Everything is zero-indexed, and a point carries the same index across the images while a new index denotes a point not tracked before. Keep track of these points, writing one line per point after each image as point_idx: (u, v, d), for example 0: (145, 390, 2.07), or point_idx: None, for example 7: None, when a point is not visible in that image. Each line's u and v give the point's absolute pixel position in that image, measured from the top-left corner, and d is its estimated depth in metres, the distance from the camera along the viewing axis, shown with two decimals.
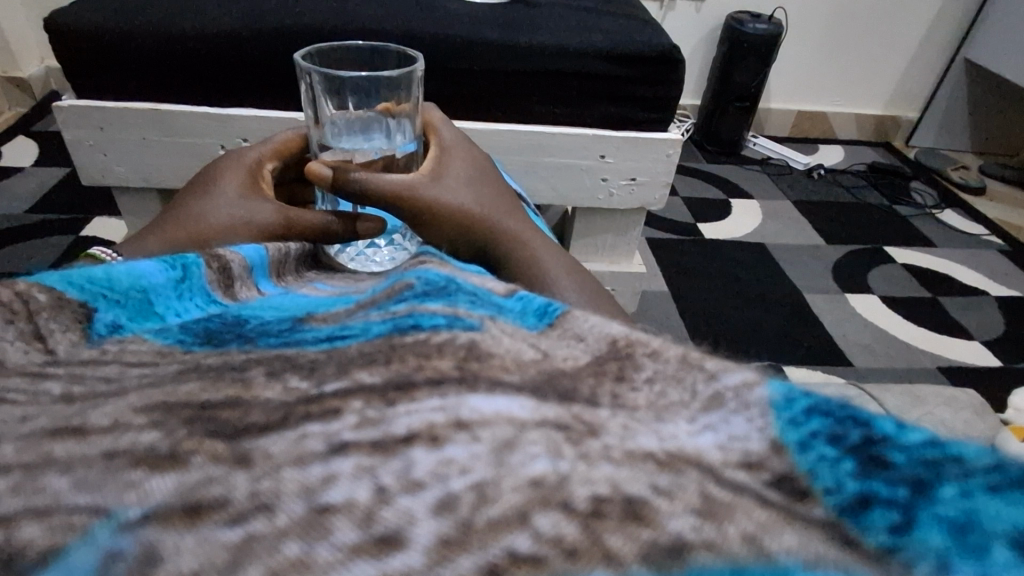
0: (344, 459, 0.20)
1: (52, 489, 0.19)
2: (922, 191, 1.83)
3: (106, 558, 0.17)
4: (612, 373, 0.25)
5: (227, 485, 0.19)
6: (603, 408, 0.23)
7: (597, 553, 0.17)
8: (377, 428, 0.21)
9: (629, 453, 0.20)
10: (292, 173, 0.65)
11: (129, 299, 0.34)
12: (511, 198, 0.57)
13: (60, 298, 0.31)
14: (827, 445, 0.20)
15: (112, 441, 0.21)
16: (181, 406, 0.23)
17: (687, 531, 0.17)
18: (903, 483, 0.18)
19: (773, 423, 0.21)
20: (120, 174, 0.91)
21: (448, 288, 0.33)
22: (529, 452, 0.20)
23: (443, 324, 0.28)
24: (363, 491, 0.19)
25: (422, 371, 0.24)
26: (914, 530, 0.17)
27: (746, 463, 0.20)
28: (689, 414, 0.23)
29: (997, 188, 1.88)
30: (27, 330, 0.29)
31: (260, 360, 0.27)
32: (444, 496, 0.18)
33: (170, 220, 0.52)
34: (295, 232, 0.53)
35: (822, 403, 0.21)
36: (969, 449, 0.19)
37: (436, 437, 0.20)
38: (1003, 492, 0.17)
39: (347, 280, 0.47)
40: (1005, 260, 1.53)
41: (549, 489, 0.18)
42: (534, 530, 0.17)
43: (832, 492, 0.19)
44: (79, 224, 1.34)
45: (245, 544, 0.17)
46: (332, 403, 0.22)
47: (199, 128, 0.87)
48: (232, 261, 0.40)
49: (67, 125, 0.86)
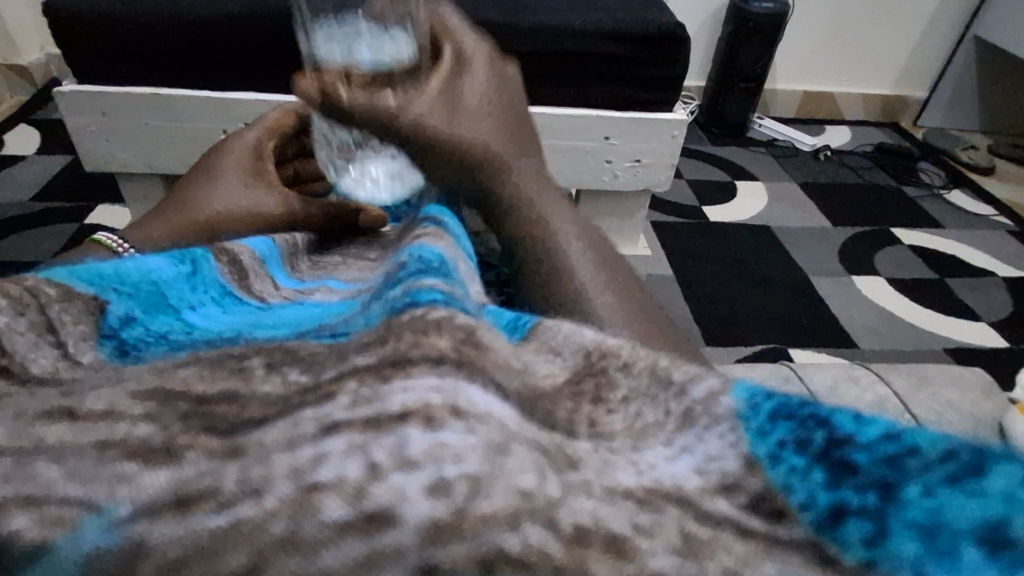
0: (335, 439, 0.20)
1: (44, 477, 0.20)
2: (929, 171, 1.81)
3: (93, 557, 0.18)
4: (589, 394, 0.23)
5: (217, 476, 0.19)
6: (581, 440, 0.22)
7: (579, 572, 0.18)
8: (371, 406, 0.21)
9: (607, 491, 0.19)
10: (292, 150, 0.64)
11: (140, 292, 0.34)
12: (523, 130, 0.52)
13: (69, 291, 0.32)
14: (796, 454, 0.20)
15: (106, 432, 0.21)
16: (179, 399, 0.23)
17: (668, 567, 0.18)
18: (870, 488, 0.18)
19: (742, 436, 0.20)
20: (123, 161, 0.91)
21: (443, 268, 0.32)
22: (521, 459, 0.19)
23: (440, 300, 0.27)
24: (355, 467, 0.19)
25: (419, 347, 0.23)
26: (888, 540, 0.17)
27: (722, 487, 0.20)
28: (665, 436, 0.21)
29: (1006, 168, 1.85)
30: (38, 322, 0.30)
31: (260, 351, 0.26)
32: (436, 479, 0.18)
33: (173, 205, 0.52)
34: (300, 223, 0.54)
35: (785, 405, 0.21)
36: (929, 437, 0.19)
37: (432, 418, 0.20)
38: (962, 484, 0.17)
39: (357, 268, 0.46)
40: (1012, 242, 1.51)
41: (538, 504, 0.18)
42: (523, 535, 0.18)
43: (807, 507, 0.19)
44: (85, 211, 1.34)
45: (232, 528, 0.18)
46: (328, 388, 0.23)
47: (201, 114, 0.86)
48: (242, 255, 0.41)
49: (68, 112, 0.86)
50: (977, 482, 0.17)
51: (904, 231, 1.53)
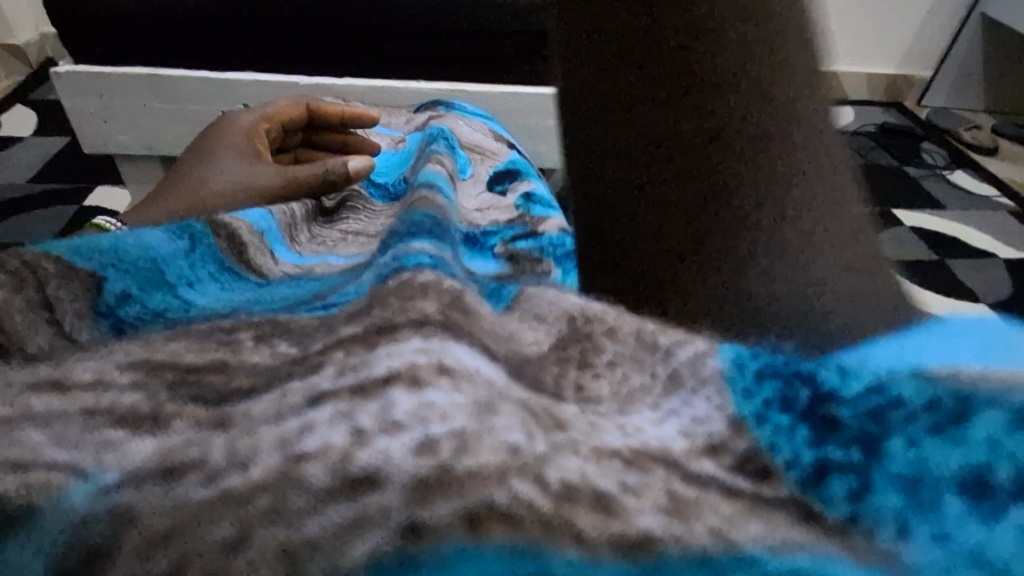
0: (321, 409, 0.21)
1: (30, 442, 0.20)
2: (932, 151, 1.79)
3: (80, 520, 0.18)
4: (575, 358, 0.25)
5: (204, 446, 0.20)
6: (569, 404, 0.23)
7: (568, 531, 0.17)
8: (358, 373, 0.22)
9: (596, 450, 0.20)
10: (295, 139, 0.65)
11: (139, 268, 0.35)
12: None
13: (68, 266, 0.33)
14: (781, 414, 0.20)
15: (94, 400, 0.22)
16: (167, 369, 0.24)
17: (655, 526, 0.17)
18: (855, 444, 0.19)
19: (729, 397, 0.21)
20: (122, 143, 0.88)
21: (434, 229, 0.31)
22: (508, 421, 0.20)
23: (428, 264, 0.27)
24: (340, 435, 0.19)
25: (405, 312, 0.24)
26: (872, 496, 0.18)
27: (710, 448, 0.20)
28: (652, 400, 0.23)
29: (1011, 147, 1.83)
30: (35, 299, 0.31)
31: (250, 324, 0.28)
32: (422, 439, 0.19)
33: (171, 186, 0.52)
34: (297, 193, 0.53)
35: (771, 364, 0.21)
36: (912, 385, 0.19)
37: (417, 379, 0.21)
38: (946, 432, 0.18)
39: (357, 243, 0.45)
40: (1013, 222, 1.50)
41: (526, 459, 0.18)
42: (511, 490, 0.18)
43: (792, 466, 0.19)
44: (84, 193, 1.34)
45: (220, 500, 0.18)
46: (316, 359, 0.23)
47: (200, 94, 0.83)
48: (240, 229, 0.38)
49: (66, 93, 0.84)
50: (960, 428, 0.18)
51: (906, 212, 1.51)
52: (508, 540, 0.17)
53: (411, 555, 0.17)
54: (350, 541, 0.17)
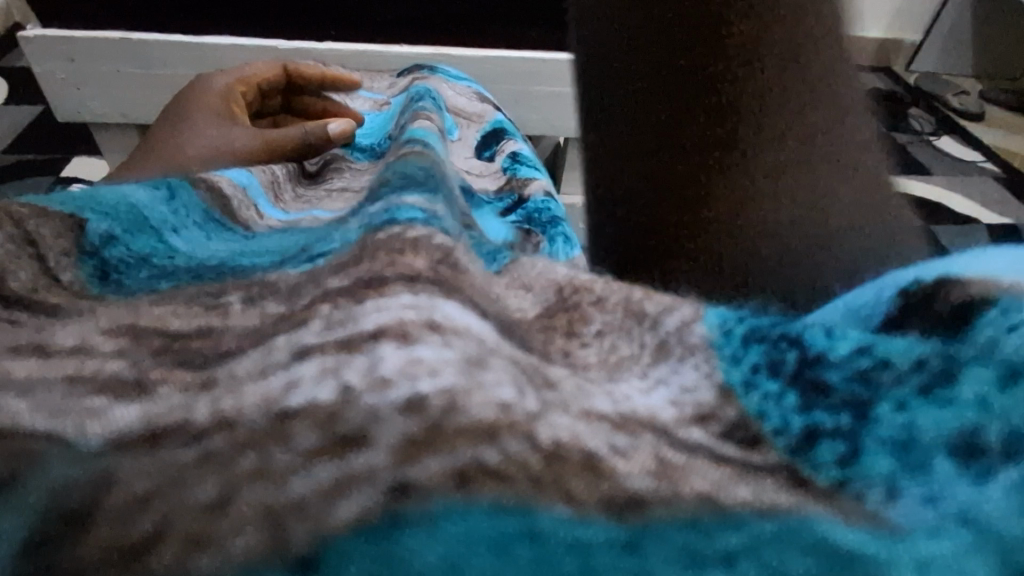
0: (308, 364, 0.20)
1: (9, 408, 0.20)
2: (920, 115, 1.58)
3: (57, 489, 0.18)
4: (561, 328, 0.25)
5: (190, 410, 0.19)
6: (556, 365, 0.22)
7: (558, 490, 0.17)
8: (345, 328, 0.21)
9: (585, 411, 0.20)
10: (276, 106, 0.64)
11: (120, 213, 0.34)
12: None
13: (45, 211, 0.33)
14: (770, 379, 0.20)
15: (76, 366, 0.22)
16: (153, 336, 0.24)
17: (643, 486, 0.17)
18: (844, 408, 0.19)
19: (718, 364, 0.21)
20: (97, 111, 0.85)
21: (429, 184, 0.30)
22: (497, 376, 0.20)
23: (420, 218, 0.26)
24: (328, 389, 0.19)
25: (394, 267, 0.23)
26: (861, 459, 0.18)
27: (699, 416, 0.20)
28: (640, 368, 0.22)
29: (995, 113, 1.62)
30: (16, 235, 0.31)
31: (239, 285, 0.27)
32: (411, 396, 0.18)
33: (148, 151, 0.51)
34: (276, 155, 0.52)
35: (757, 330, 0.22)
36: (901, 345, 0.19)
37: (406, 334, 0.20)
38: (934, 394, 0.18)
39: (344, 199, 0.45)
40: (1002, 188, 1.33)
41: (517, 417, 0.18)
42: (501, 446, 0.18)
43: (781, 432, 0.19)
44: (58, 164, 1.30)
45: (202, 464, 0.18)
46: (304, 314, 0.23)
47: (175, 59, 0.80)
48: (222, 184, 0.40)
49: (36, 59, 0.80)
50: (948, 389, 0.18)
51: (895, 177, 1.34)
52: (498, 498, 0.17)
53: (400, 514, 0.16)
54: (335, 501, 0.17)
